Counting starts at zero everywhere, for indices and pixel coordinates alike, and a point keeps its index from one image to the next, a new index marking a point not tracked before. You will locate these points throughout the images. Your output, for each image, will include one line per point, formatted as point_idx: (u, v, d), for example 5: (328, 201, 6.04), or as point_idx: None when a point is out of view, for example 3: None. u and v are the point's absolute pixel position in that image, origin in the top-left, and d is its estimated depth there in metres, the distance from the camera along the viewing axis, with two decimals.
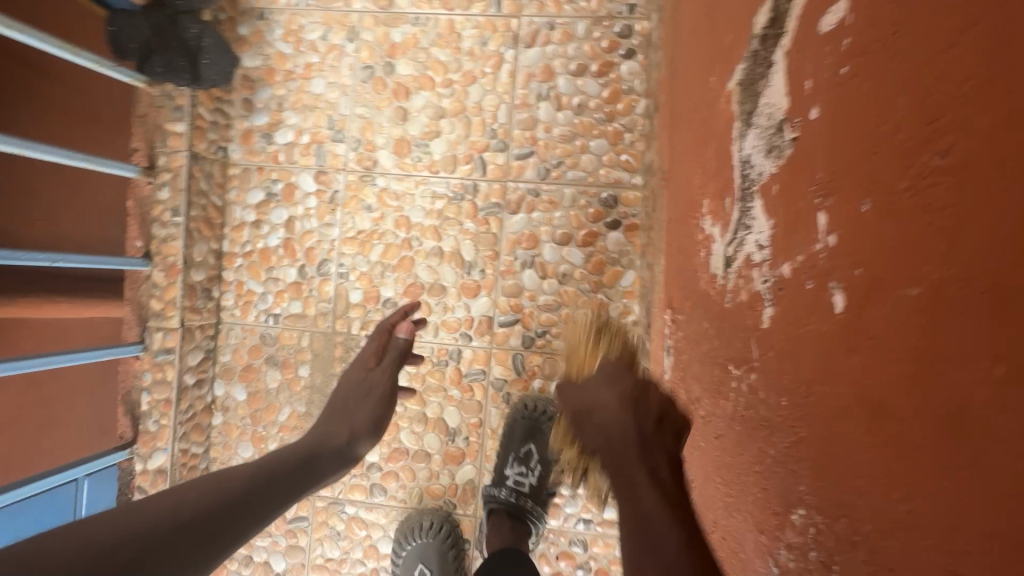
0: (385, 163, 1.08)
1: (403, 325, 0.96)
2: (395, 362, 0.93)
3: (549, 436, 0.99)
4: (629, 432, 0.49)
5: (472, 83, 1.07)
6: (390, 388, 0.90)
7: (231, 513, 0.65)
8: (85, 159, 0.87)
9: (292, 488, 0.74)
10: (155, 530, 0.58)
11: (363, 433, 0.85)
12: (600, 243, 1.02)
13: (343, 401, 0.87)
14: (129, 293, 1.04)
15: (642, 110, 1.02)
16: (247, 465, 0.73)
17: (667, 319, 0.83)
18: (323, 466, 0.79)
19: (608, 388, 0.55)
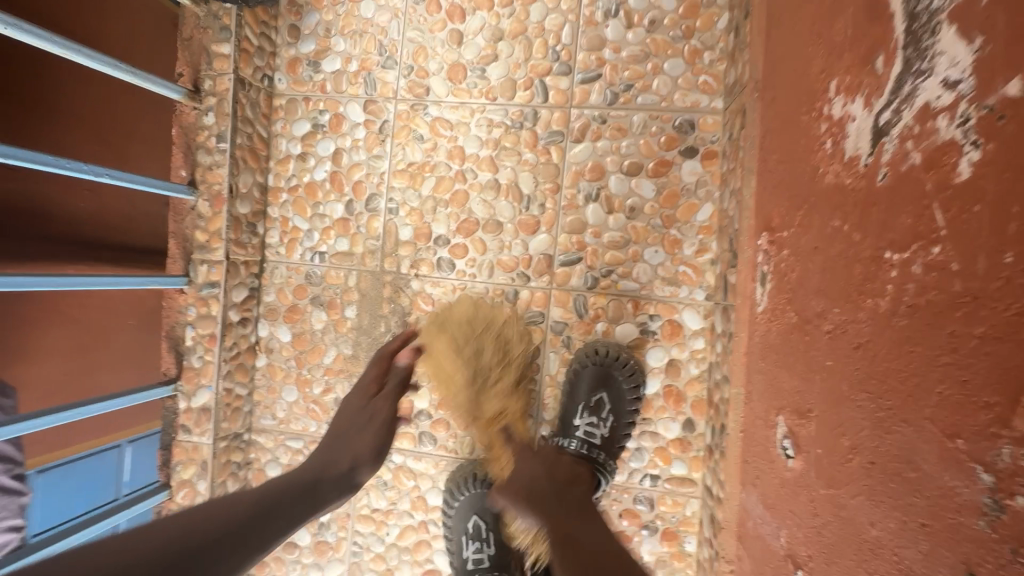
0: (438, 90, 1.01)
1: (404, 351, 0.89)
2: (396, 388, 0.87)
3: (621, 385, 0.93)
4: (538, 470, 0.79)
5: (534, 1, 0.97)
6: (391, 416, 0.85)
7: (233, 546, 0.58)
8: (135, 73, 0.82)
9: (295, 515, 0.67)
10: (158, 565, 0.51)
11: (366, 459, 0.79)
12: (673, 173, 0.93)
13: (344, 427, 0.82)
14: (173, 225, 1.00)
15: (724, 25, 0.92)
16: (250, 489, 0.65)
17: (763, 243, 0.73)
18: (329, 489, 0.73)
19: (529, 463, 0.81)
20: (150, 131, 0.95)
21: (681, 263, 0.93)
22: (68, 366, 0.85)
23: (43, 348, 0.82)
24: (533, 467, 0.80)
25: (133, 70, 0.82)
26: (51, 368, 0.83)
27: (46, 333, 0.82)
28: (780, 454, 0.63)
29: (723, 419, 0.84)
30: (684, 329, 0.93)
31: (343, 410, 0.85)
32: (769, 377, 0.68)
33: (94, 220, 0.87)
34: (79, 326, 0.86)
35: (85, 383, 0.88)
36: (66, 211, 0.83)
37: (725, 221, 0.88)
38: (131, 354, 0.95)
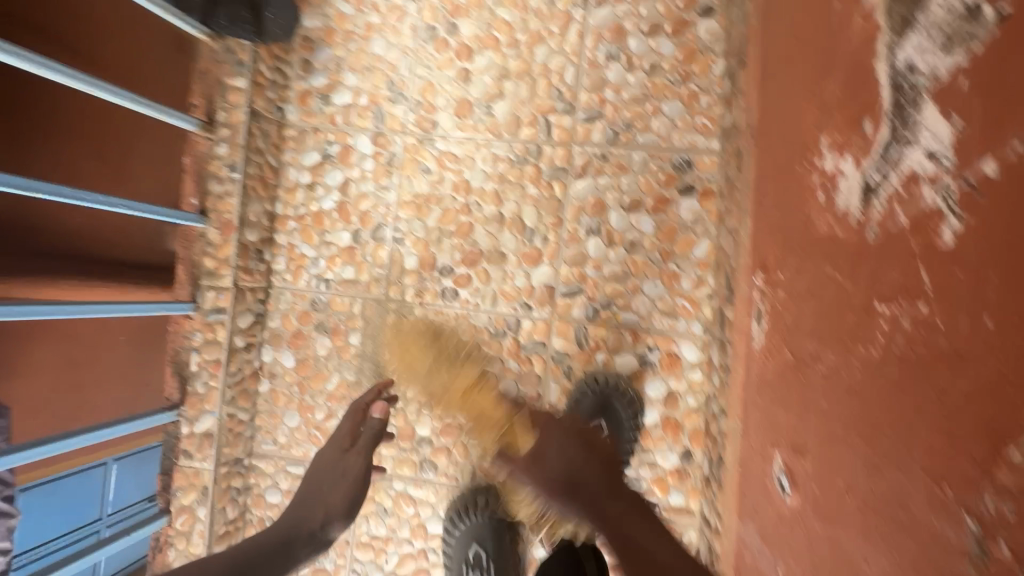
0: (445, 125, 1.04)
1: (377, 403, 0.89)
2: (370, 441, 0.87)
3: (619, 412, 0.94)
4: (577, 456, 0.73)
5: (539, 43, 1.02)
6: (365, 471, 0.86)
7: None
8: (151, 107, 0.85)
9: (271, 571, 0.74)
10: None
11: (338, 515, 0.83)
12: (672, 210, 0.97)
13: (317, 483, 0.84)
14: (182, 251, 1.02)
15: (720, 70, 0.96)
16: (222, 555, 0.71)
17: (758, 282, 0.76)
18: (297, 550, 0.78)
19: (552, 442, 0.74)
20: (152, 154, 0.97)
21: (679, 296, 0.96)
22: (62, 379, 0.87)
23: (33, 364, 0.84)
24: (565, 460, 0.71)
25: (154, 106, 0.86)
26: (43, 385, 0.85)
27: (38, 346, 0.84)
28: (777, 488, 0.65)
29: (721, 450, 0.86)
30: (682, 360, 0.95)
31: (314, 466, 0.88)
32: (765, 412, 0.71)
33: (82, 237, 0.88)
34: (74, 341, 0.88)
35: (81, 396, 0.90)
36: (61, 227, 0.85)
37: (722, 257, 0.91)
38: (125, 370, 0.96)
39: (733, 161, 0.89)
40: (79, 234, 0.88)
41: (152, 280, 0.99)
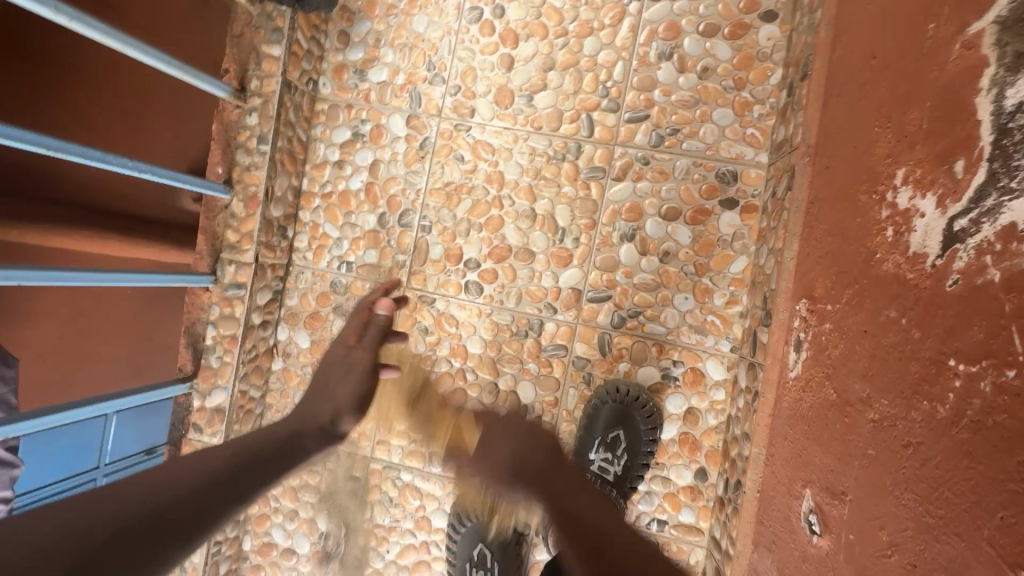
0: (483, 112, 1.00)
1: (381, 302, 0.84)
2: (376, 337, 0.84)
3: (638, 424, 0.92)
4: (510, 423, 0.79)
5: (589, 35, 0.97)
6: (373, 365, 0.83)
7: (221, 490, 0.61)
8: (183, 69, 0.82)
9: (280, 465, 0.70)
10: (142, 507, 0.54)
11: (348, 409, 0.80)
12: (712, 223, 0.93)
13: (325, 377, 0.81)
14: (204, 221, 0.99)
15: (778, 80, 0.92)
16: (229, 444, 0.67)
17: (802, 310, 0.73)
18: (310, 441, 0.75)
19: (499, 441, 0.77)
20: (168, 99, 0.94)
21: (710, 313, 0.93)
22: (68, 327, 0.99)
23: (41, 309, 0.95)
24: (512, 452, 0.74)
25: (184, 69, 0.82)
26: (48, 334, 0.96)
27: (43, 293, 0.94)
28: (804, 527, 0.63)
29: (740, 476, 0.84)
30: (707, 379, 0.93)
31: (325, 359, 0.84)
32: (797, 447, 0.69)
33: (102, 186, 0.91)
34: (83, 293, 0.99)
35: (85, 348, 1.03)
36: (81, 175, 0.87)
37: (760, 276, 0.88)
38: (123, 325, 1.07)
39: (784, 179, 0.85)
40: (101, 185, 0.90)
41: (164, 235, 0.98)
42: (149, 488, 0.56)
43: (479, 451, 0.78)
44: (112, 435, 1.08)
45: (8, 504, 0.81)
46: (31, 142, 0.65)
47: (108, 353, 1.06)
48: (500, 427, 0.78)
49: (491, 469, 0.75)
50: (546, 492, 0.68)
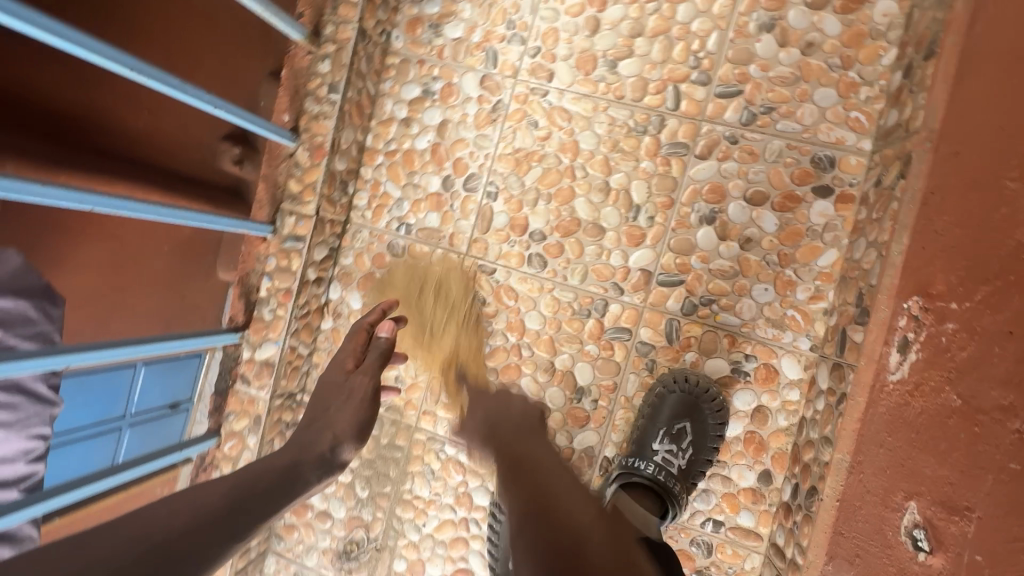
0: (562, 77, 0.95)
1: (383, 323, 0.85)
2: (377, 360, 0.83)
3: (706, 419, 0.87)
4: (487, 408, 0.78)
5: (684, 0, 0.91)
6: (374, 390, 0.82)
7: (215, 528, 0.60)
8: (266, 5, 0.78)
9: (274, 500, 0.68)
10: (140, 547, 0.52)
11: (349, 436, 0.78)
12: (801, 210, 0.87)
13: (323, 404, 0.80)
14: (265, 169, 0.95)
15: (890, 61, 0.84)
16: (223, 481, 0.66)
17: (911, 308, 0.67)
18: (306, 474, 0.73)
19: (478, 409, 0.78)
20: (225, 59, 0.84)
21: (790, 307, 0.87)
22: (103, 281, 0.78)
23: (79, 262, 0.75)
24: (492, 412, 0.76)
25: (261, 1, 0.77)
26: (78, 286, 0.76)
27: (80, 246, 0.74)
28: (906, 541, 0.60)
29: (816, 483, 0.78)
30: (780, 377, 0.87)
31: (322, 386, 0.83)
32: (896, 456, 0.63)
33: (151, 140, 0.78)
34: (120, 245, 0.78)
35: (114, 302, 0.81)
36: (122, 128, 0.74)
37: (854, 271, 0.81)
38: (158, 279, 0.85)
39: (894, 167, 0.78)
40: (143, 139, 0.76)
41: (203, 198, 0.86)
42: (142, 529, 0.54)
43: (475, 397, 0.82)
44: (139, 387, 0.87)
45: (45, 442, 0.75)
46: (117, 60, 0.62)
47: (142, 306, 0.84)
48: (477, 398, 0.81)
49: (467, 433, 0.78)
50: (506, 446, 0.69)
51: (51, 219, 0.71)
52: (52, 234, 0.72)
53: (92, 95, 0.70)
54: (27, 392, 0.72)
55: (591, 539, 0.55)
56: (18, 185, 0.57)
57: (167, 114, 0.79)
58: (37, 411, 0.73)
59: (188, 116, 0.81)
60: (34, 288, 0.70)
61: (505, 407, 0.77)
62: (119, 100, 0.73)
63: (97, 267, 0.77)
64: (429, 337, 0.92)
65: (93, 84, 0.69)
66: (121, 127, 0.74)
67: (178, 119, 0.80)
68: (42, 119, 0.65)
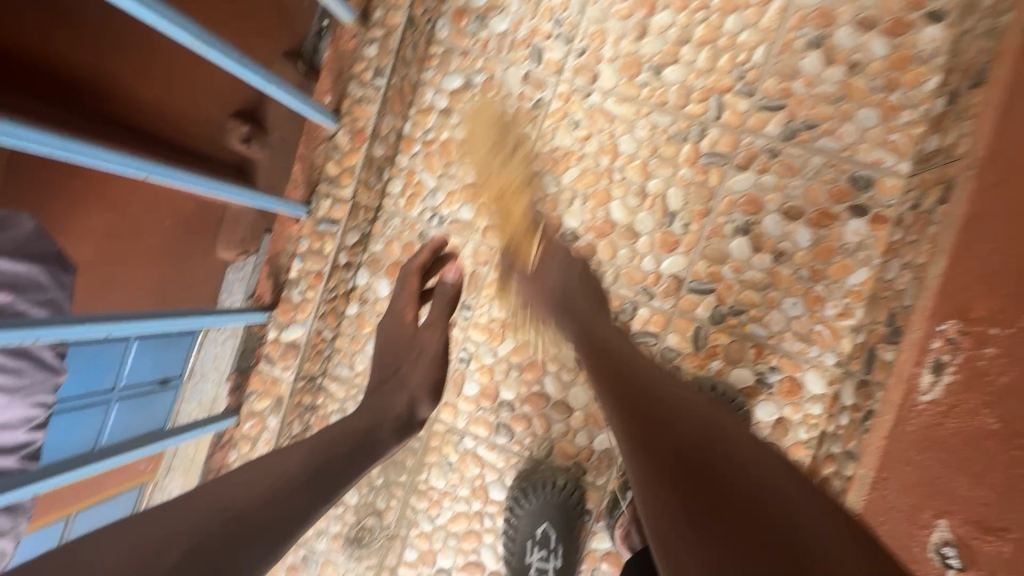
0: (606, 79, 0.95)
1: (451, 268, 0.90)
2: (446, 304, 0.88)
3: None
4: (563, 275, 0.82)
5: (733, 11, 0.91)
6: (442, 349, 0.86)
7: (295, 492, 0.61)
8: None
9: (353, 465, 0.70)
10: (219, 517, 0.55)
11: (423, 395, 0.82)
12: (836, 228, 0.88)
13: (393, 356, 0.86)
14: (304, 150, 0.96)
15: (933, 87, 0.85)
16: (301, 446, 0.67)
17: (948, 331, 0.68)
18: (381, 439, 0.75)
19: (561, 267, 0.83)
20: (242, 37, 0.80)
21: (818, 322, 0.88)
22: (100, 250, 0.80)
23: (80, 229, 0.77)
24: (561, 277, 0.82)
25: None
26: (80, 251, 0.78)
27: (83, 217, 0.76)
28: (933, 558, 0.61)
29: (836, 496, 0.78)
30: (804, 391, 0.88)
31: (389, 339, 0.87)
32: (926, 473, 0.65)
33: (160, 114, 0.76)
34: (121, 217, 0.80)
35: (112, 271, 0.83)
36: (130, 98, 0.72)
37: (885, 291, 0.83)
38: (154, 254, 0.88)
39: (934, 191, 0.79)
40: (149, 112, 0.75)
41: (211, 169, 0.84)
42: (221, 497, 0.57)
43: (529, 280, 0.85)
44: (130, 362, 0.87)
45: (46, 411, 0.75)
46: (179, 28, 0.62)
47: (140, 278, 0.87)
48: (551, 256, 0.84)
49: (540, 290, 0.83)
50: (589, 326, 0.75)
51: (57, 185, 0.72)
52: (54, 203, 0.73)
53: (105, 65, 0.67)
54: (35, 359, 0.72)
55: (694, 411, 0.57)
56: (73, 148, 0.57)
57: (175, 90, 0.77)
58: (42, 378, 0.73)
59: (197, 91, 0.80)
60: (44, 255, 0.71)
61: (577, 280, 0.83)
62: (134, 73, 0.71)
63: (93, 236, 0.78)
64: (505, 155, 0.96)
65: (105, 54, 0.66)
66: (128, 98, 0.71)
67: (187, 96, 0.79)
68: (55, 88, 0.63)
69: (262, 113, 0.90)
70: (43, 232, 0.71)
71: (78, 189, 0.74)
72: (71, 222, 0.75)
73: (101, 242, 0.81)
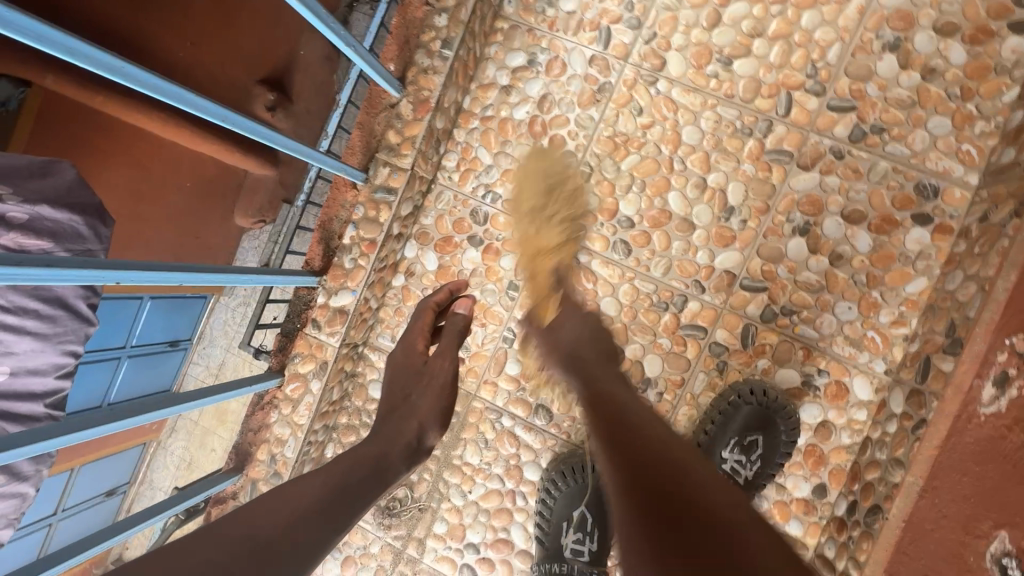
0: (674, 67, 0.94)
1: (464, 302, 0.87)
2: (454, 336, 0.84)
3: (780, 432, 0.88)
4: (579, 327, 0.74)
5: (810, 7, 0.89)
6: (452, 377, 0.81)
7: (316, 521, 0.59)
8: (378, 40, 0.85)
9: (370, 490, 0.67)
10: (244, 544, 0.53)
11: (432, 422, 0.77)
12: (898, 235, 0.87)
13: (402, 383, 0.81)
14: (365, 116, 0.95)
15: (1011, 99, 0.84)
16: (317, 473, 0.64)
17: (1015, 345, 0.68)
18: (396, 464, 0.71)
19: (574, 318, 0.75)
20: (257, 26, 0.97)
21: (871, 329, 0.87)
22: (123, 204, 1.02)
23: (105, 180, 0.97)
24: (576, 327, 0.74)
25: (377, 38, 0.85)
26: (114, 198, 1.00)
27: (107, 169, 0.96)
28: (992, 567, 0.61)
29: (881, 502, 0.79)
30: (850, 396, 0.88)
31: (398, 369, 0.82)
32: (984, 485, 0.65)
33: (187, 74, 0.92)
34: (144, 173, 1.01)
35: (134, 225, 1.06)
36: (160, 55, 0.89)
37: (946, 302, 0.82)
38: (180, 215, 1.11)
39: (1006, 204, 0.78)
40: (181, 68, 0.91)
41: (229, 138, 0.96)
42: (243, 525, 0.55)
43: (542, 332, 0.76)
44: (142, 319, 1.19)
45: (75, 359, 0.85)
46: None
47: (159, 235, 1.11)
48: (568, 307, 0.76)
49: (548, 345, 0.75)
50: (588, 371, 0.68)
51: (90, 141, 0.92)
52: (88, 153, 0.93)
53: (138, 21, 0.85)
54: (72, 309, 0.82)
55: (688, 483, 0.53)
56: (150, 79, 0.57)
57: (204, 52, 0.93)
58: (75, 327, 0.83)
59: (224, 55, 0.95)
60: (84, 205, 0.81)
61: (587, 330, 0.74)
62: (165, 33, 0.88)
63: (122, 187, 1.00)
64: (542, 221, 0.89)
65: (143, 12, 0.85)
66: (162, 55, 0.89)
67: (215, 57, 0.94)
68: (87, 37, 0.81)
69: (290, 84, 1.01)
70: (83, 183, 0.82)
71: (106, 145, 0.94)
72: (99, 171, 0.95)
73: (128, 198, 1.02)
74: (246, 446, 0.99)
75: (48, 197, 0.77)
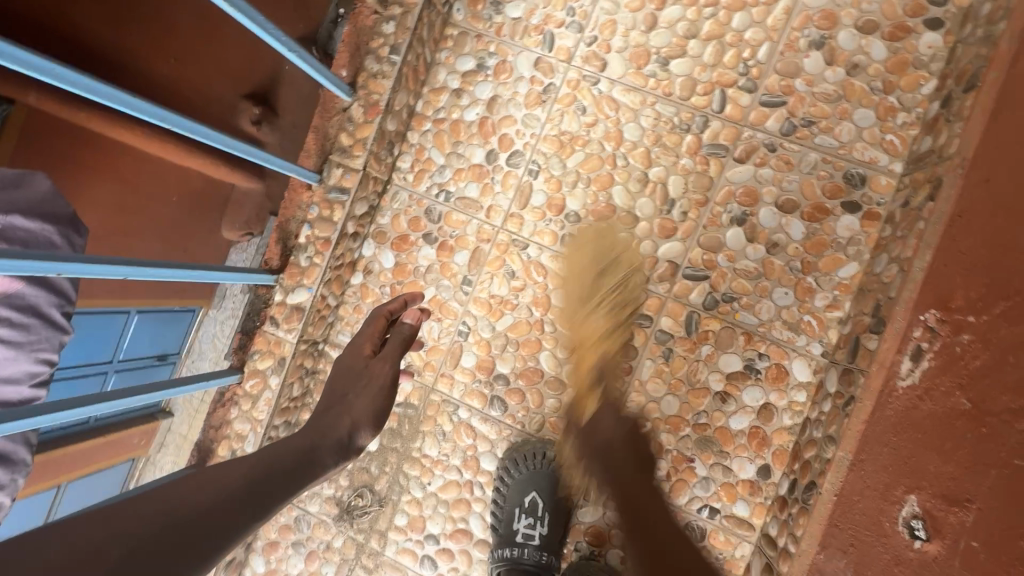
0: (615, 67, 0.98)
1: (410, 311, 0.90)
2: (398, 346, 0.86)
3: None
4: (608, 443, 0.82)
5: (740, 9, 0.94)
6: (392, 377, 0.84)
7: (234, 506, 0.60)
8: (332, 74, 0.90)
9: (294, 481, 0.69)
10: (160, 518, 0.54)
11: (366, 422, 0.80)
12: (828, 222, 0.91)
13: (342, 385, 0.83)
14: (319, 120, 1.00)
15: (929, 91, 0.89)
16: (244, 460, 0.67)
17: (928, 319, 0.72)
18: (325, 456, 0.75)
19: (609, 423, 0.85)
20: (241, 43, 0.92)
21: (808, 313, 0.91)
22: (114, 221, 0.93)
23: (90, 198, 0.88)
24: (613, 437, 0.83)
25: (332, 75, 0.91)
26: (98, 219, 0.91)
27: (95, 184, 0.88)
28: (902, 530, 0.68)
29: (815, 478, 0.82)
30: (790, 378, 0.91)
31: (338, 371, 0.86)
32: (899, 452, 0.70)
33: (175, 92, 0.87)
34: (131, 188, 0.92)
35: (118, 241, 0.95)
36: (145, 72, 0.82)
37: (873, 284, 0.86)
38: (163, 226, 0.99)
39: (924, 189, 0.82)
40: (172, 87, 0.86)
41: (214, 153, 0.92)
42: (168, 501, 0.56)
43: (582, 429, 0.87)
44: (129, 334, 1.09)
45: (51, 368, 0.84)
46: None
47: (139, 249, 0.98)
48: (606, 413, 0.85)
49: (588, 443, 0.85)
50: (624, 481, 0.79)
51: (68, 156, 0.83)
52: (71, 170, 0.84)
53: (122, 38, 0.79)
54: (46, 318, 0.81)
55: None
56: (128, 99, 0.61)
57: (189, 65, 0.87)
58: (49, 335, 0.82)
59: (208, 67, 0.90)
60: (59, 215, 0.78)
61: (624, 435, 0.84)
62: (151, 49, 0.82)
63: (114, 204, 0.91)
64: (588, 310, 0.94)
65: (126, 26, 0.78)
66: (148, 73, 0.83)
67: (202, 74, 0.89)
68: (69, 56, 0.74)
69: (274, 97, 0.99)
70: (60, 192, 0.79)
71: (89, 159, 0.85)
72: (86, 188, 0.87)
73: (114, 214, 0.93)
74: (208, 443, 1.02)
75: (19, 207, 0.74)
